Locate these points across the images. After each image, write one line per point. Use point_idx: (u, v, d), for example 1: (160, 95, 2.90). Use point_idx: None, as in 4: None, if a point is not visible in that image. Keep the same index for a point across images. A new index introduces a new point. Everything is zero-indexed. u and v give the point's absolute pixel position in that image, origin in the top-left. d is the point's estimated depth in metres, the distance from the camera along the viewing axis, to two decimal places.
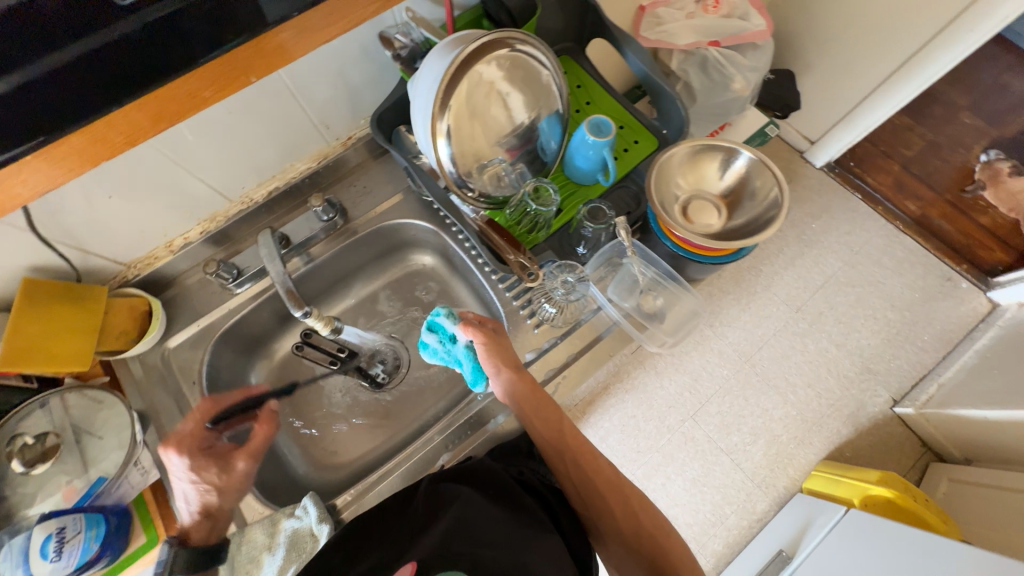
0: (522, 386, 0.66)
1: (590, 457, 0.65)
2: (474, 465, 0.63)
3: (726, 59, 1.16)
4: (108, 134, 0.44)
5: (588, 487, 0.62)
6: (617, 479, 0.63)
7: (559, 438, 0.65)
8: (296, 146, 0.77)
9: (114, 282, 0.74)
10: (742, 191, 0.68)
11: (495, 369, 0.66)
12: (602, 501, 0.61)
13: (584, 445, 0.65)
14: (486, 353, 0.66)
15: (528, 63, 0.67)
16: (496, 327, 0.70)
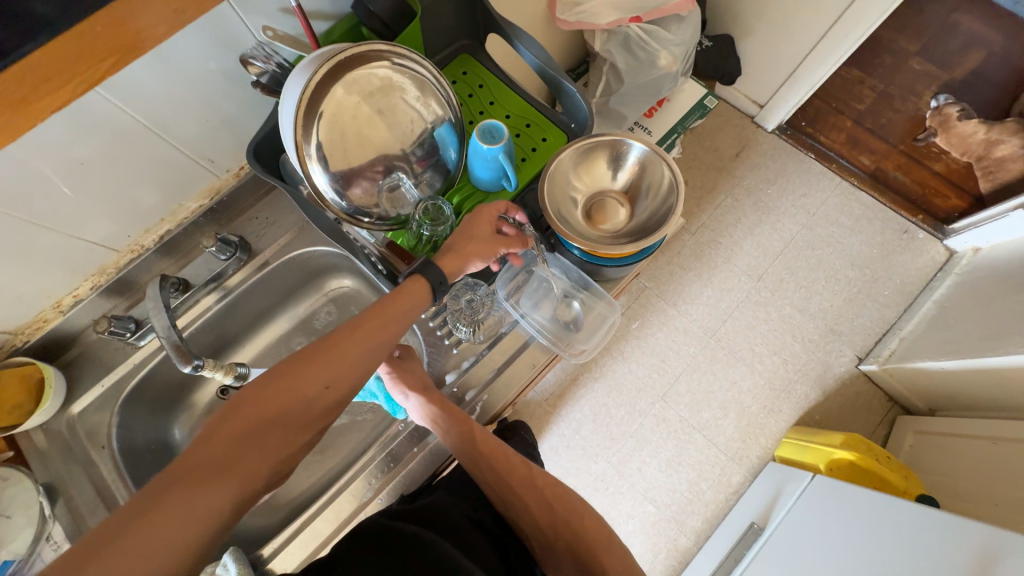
0: (432, 409, 0.64)
1: (505, 458, 0.65)
2: (425, 505, 0.60)
3: (648, 34, 1.10)
4: None
5: (503, 488, 0.62)
6: (529, 474, 0.65)
7: (474, 448, 0.63)
8: (181, 184, 0.72)
9: (3, 351, 0.69)
10: (639, 186, 0.65)
11: (404, 395, 0.65)
12: (517, 497, 0.62)
13: (498, 449, 0.65)
14: (392, 381, 0.66)
15: (404, 72, 0.63)
16: (404, 353, 0.68)
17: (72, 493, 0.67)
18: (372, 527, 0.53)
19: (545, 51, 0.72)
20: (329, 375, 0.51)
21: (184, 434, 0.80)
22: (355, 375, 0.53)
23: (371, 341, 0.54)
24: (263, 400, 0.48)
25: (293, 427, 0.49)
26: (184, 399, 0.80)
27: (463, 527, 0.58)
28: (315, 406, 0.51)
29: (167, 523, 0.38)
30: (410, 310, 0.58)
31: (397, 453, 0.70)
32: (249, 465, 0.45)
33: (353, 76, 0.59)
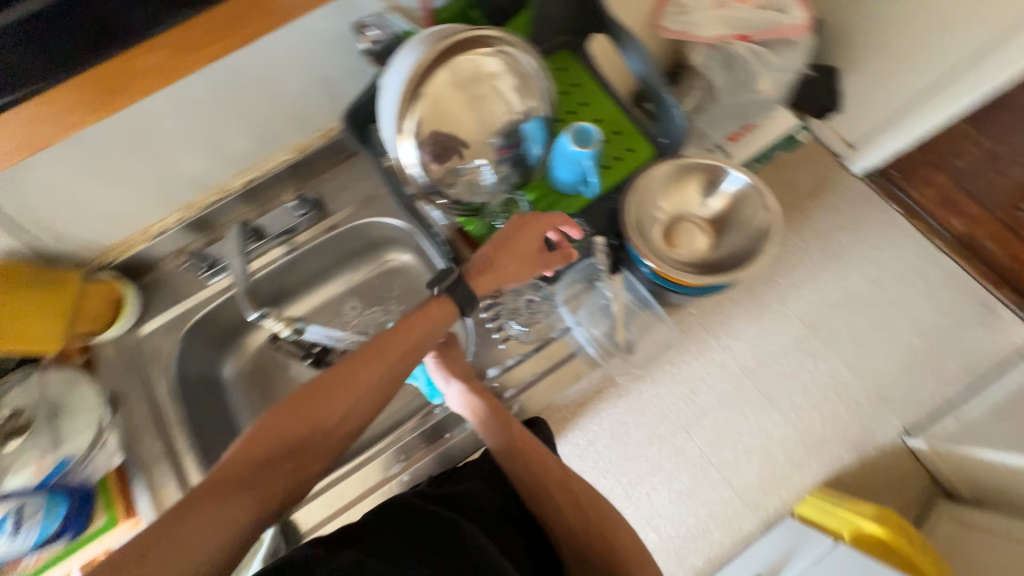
0: (472, 396, 0.63)
1: (540, 459, 0.59)
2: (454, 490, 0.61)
3: (755, 55, 1.05)
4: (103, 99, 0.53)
5: (535, 490, 0.57)
6: (566, 477, 0.58)
7: (506, 442, 0.60)
8: (274, 136, 0.75)
9: (92, 265, 0.75)
10: (729, 216, 0.62)
11: (445, 380, 0.65)
12: (549, 498, 0.57)
13: (533, 447, 0.60)
14: (436, 365, 0.66)
15: (510, 61, 0.62)
16: (450, 339, 0.68)
17: (131, 406, 0.73)
18: (400, 506, 0.55)
19: (651, 60, 0.69)
20: (343, 403, 0.54)
21: (231, 372, 0.83)
22: (371, 401, 0.55)
23: (383, 369, 0.56)
24: (279, 426, 0.51)
25: (305, 459, 0.51)
26: (237, 340, 0.84)
27: (492, 515, 0.60)
28: (334, 427, 0.53)
29: (186, 538, 0.43)
30: (428, 338, 0.59)
31: (428, 435, 0.71)
32: (265, 481, 0.48)
33: (462, 59, 0.59)
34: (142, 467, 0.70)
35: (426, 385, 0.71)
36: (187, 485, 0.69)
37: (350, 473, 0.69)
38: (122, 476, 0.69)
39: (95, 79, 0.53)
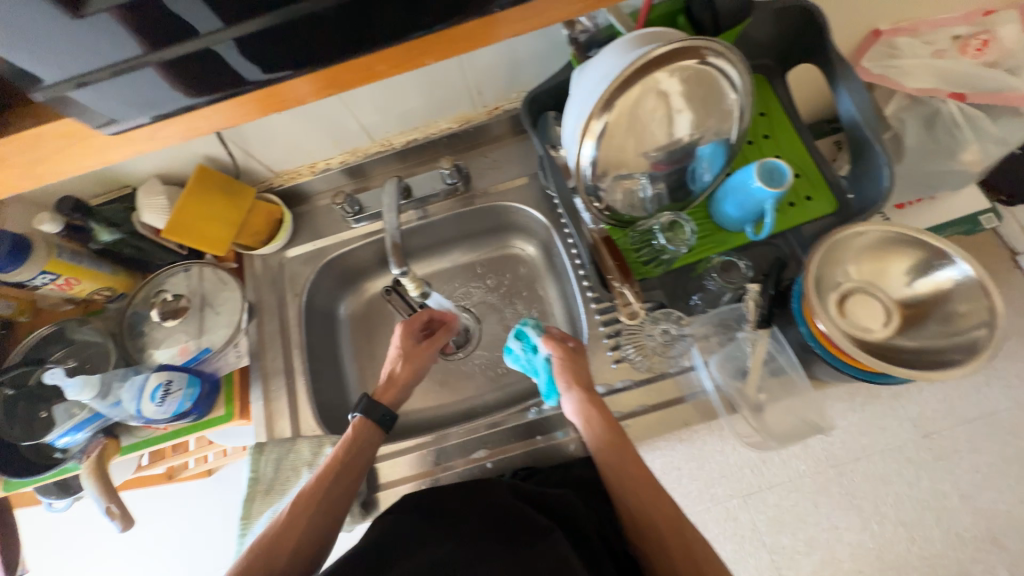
0: (587, 407, 0.62)
1: (654, 492, 0.56)
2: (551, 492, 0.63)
3: (966, 120, 0.86)
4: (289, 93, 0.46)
5: (644, 522, 0.54)
6: (680, 521, 0.54)
7: (620, 463, 0.57)
8: (446, 104, 0.77)
9: (262, 185, 0.83)
10: (932, 309, 0.52)
11: (565, 387, 0.64)
12: (655, 534, 0.54)
13: (646, 479, 0.57)
14: (559, 367, 0.65)
15: (721, 81, 0.57)
16: (578, 346, 0.68)
17: (264, 319, 0.80)
18: (498, 501, 0.60)
19: (870, 104, 0.60)
20: (307, 529, 0.56)
21: (346, 312, 0.89)
22: (328, 515, 0.58)
23: (338, 497, 0.59)
24: (258, 559, 0.53)
25: (293, 557, 0.55)
26: (358, 283, 0.89)
27: (584, 523, 0.60)
28: (295, 558, 0.55)
29: None
30: (362, 457, 0.62)
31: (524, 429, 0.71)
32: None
33: (676, 69, 0.54)
34: (261, 376, 0.76)
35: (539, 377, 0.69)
36: (293, 404, 0.75)
37: (438, 443, 0.72)
38: (244, 377, 0.76)
39: (298, 87, 0.45)
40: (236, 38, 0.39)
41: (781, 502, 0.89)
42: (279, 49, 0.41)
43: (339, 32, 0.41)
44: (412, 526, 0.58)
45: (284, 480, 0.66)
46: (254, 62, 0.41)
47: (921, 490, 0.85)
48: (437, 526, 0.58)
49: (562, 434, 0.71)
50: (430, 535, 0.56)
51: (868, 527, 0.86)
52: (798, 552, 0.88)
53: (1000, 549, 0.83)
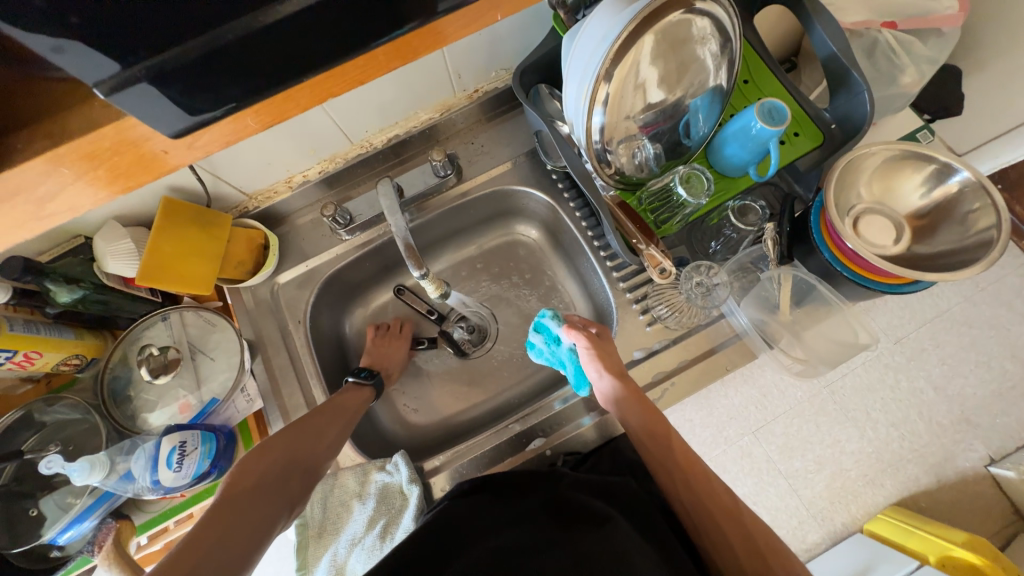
0: (623, 394, 0.60)
1: (705, 483, 0.56)
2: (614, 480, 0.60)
3: (902, 45, 0.89)
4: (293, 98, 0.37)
5: (703, 516, 0.54)
6: (737, 511, 0.53)
7: (668, 452, 0.57)
8: (425, 94, 0.72)
9: (236, 211, 0.75)
10: (943, 215, 0.56)
11: (598, 373, 0.62)
12: (714, 529, 0.53)
13: (695, 467, 0.57)
14: (589, 356, 0.64)
15: (708, 28, 0.56)
16: (602, 332, 0.67)
17: (269, 353, 0.73)
18: (566, 494, 0.57)
19: (846, 36, 0.62)
20: (327, 430, 0.62)
21: (352, 330, 0.84)
22: (339, 427, 0.63)
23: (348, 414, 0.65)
24: (293, 440, 0.58)
25: (294, 477, 0.56)
26: (358, 298, 0.84)
27: (644, 504, 0.57)
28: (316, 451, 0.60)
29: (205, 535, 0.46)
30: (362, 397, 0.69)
31: (566, 414, 0.69)
32: (290, 488, 0.56)
33: (673, 19, 0.53)
34: (280, 415, 0.70)
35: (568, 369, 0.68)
36: None
37: (483, 446, 0.69)
38: (259, 420, 0.70)
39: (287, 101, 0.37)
40: (156, 70, 0.29)
41: (788, 430, 0.94)
42: (220, 77, 0.31)
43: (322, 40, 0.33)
44: (472, 513, 0.56)
45: (335, 519, 0.64)
46: (179, 105, 0.32)
47: (902, 391, 0.94)
48: (501, 509, 0.56)
49: (589, 421, 0.68)
50: (494, 516, 0.55)
51: (866, 434, 0.93)
52: (810, 471, 0.93)
53: (974, 427, 0.93)
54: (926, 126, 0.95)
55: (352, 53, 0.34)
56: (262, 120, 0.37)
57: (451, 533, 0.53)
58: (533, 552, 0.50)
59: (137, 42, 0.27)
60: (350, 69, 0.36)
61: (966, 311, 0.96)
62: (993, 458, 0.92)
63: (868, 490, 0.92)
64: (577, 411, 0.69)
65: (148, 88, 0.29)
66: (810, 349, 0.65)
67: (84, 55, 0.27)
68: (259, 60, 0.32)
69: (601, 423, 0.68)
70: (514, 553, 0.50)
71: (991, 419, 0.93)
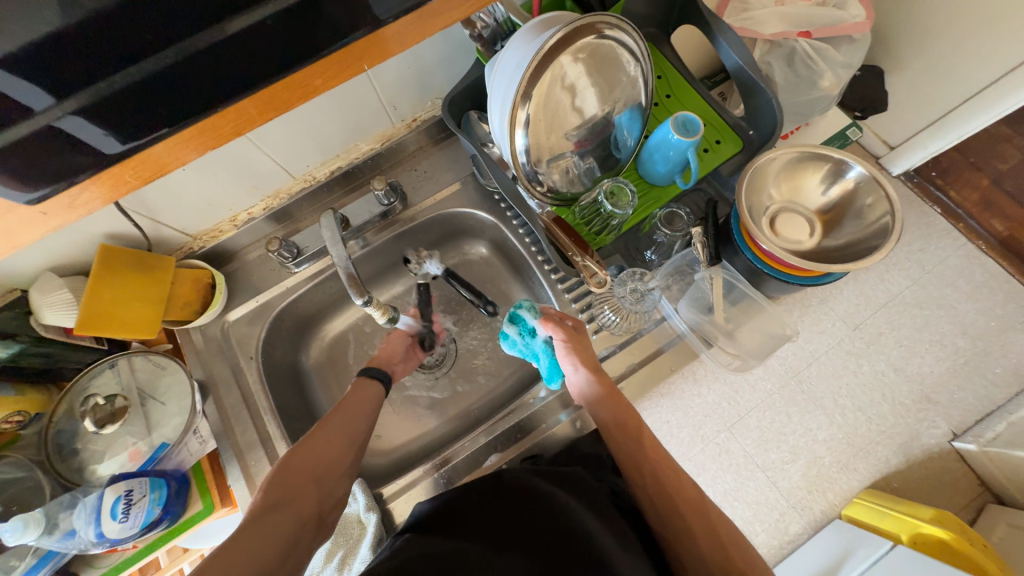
0: (597, 386, 0.64)
1: (676, 477, 0.57)
2: (573, 473, 0.61)
3: (817, 53, 0.95)
4: (220, 125, 0.42)
5: (667, 504, 0.55)
6: (702, 503, 0.55)
7: (636, 439, 0.60)
8: (363, 125, 0.74)
9: (180, 252, 0.75)
10: (845, 208, 0.61)
11: (573, 367, 0.65)
12: (679, 520, 0.54)
13: (659, 454, 0.59)
14: (563, 350, 0.66)
15: (617, 49, 0.60)
16: (577, 325, 0.69)
17: (221, 393, 0.73)
18: (518, 488, 0.58)
19: (748, 49, 0.67)
20: (331, 439, 0.58)
21: (311, 361, 0.84)
22: (345, 438, 0.59)
23: (354, 418, 0.61)
24: (307, 446, 0.56)
25: (321, 479, 0.54)
26: (315, 329, 0.85)
27: (595, 489, 0.60)
28: (325, 464, 0.56)
29: (249, 542, 0.45)
30: (366, 394, 0.65)
31: (543, 411, 0.72)
32: (304, 502, 0.51)
33: (581, 44, 0.57)
34: (234, 455, 0.70)
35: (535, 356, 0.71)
36: None
37: (444, 466, 0.70)
38: (214, 462, 0.69)
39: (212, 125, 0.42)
40: (76, 108, 0.36)
41: (761, 422, 0.97)
42: (140, 105, 0.38)
43: (241, 64, 0.39)
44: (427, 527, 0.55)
45: None
46: (103, 129, 0.38)
47: (864, 375, 0.98)
48: (454, 518, 0.55)
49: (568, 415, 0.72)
50: (450, 520, 0.55)
51: (835, 420, 0.96)
52: (785, 462, 0.95)
53: (935, 405, 0.96)
54: (856, 122, 1.04)
55: (244, 90, 0.41)
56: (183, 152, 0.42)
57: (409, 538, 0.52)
58: (488, 550, 0.49)
59: (65, 84, 0.34)
60: (225, 121, 0.41)
61: (916, 293, 1.02)
62: (956, 433, 0.94)
63: (843, 476, 0.94)
64: (556, 406, 0.72)
65: (77, 119, 0.36)
66: (743, 343, 0.69)
67: (12, 93, 0.33)
68: (177, 90, 0.38)
69: (576, 423, 0.71)
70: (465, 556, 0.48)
71: (950, 396, 0.96)
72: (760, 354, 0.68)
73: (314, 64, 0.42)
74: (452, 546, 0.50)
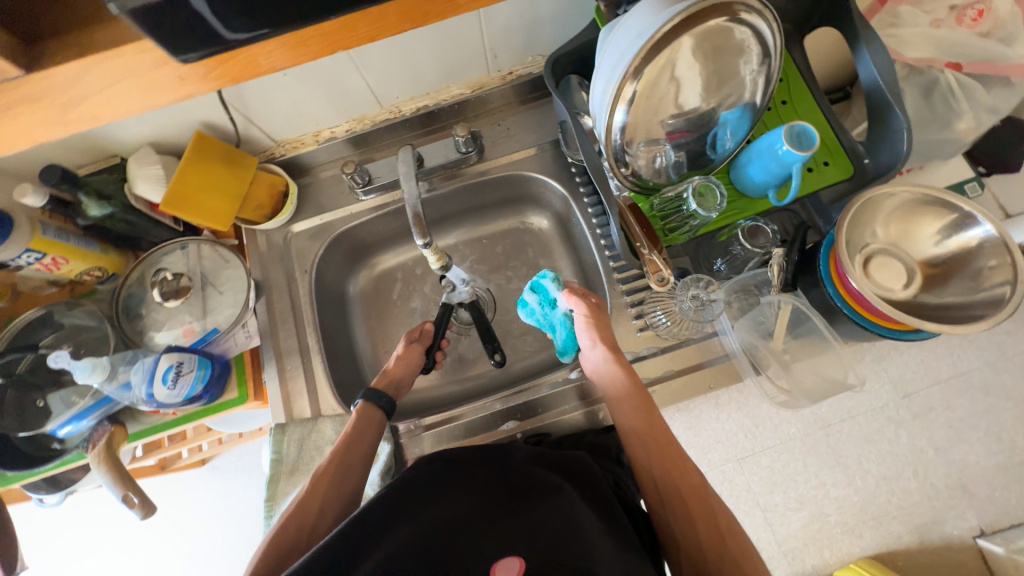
0: (614, 367, 0.63)
1: (681, 464, 0.57)
2: (574, 457, 0.60)
3: (963, 90, 0.84)
4: (353, 26, 0.37)
5: (670, 490, 0.55)
6: (705, 492, 0.55)
7: (645, 429, 0.59)
8: (459, 68, 0.73)
9: (263, 155, 0.78)
10: (958, 267, 0.55)
11: (591, 343, 0.66)
12: (680, 507, 0.54)
13: (666, 443, 0.58)
14: (583, 324, 0.68)
15: (748, 39, 0.55)
16: (600, 303, 0.71)
17: (273, 297, 0.77)
18: (516, 468, 0.58)
19: (894, 68, 0.59)
20: (325, 499, 0.59)
21: (356, 288, 0.87)
22: (338, 496, 0.60)
23: (349, 473, 0.61)
24: (294, 519, 0.57)
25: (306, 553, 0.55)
26: (366, 259, 0.87)
27: (597, 479, 0.58)
28: (320, 528, 0.58)
29: None
30: (366, 437, 0.64)
31: (552, 399, 0.71)
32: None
33: (713, 25, 0.52)
34: (274, 356, 0.73)
35: (562, 327, 0.73)
36: (312, 384, 0.73)
37: (458, 419, 0.71)
38: (254, 357, 0.73)
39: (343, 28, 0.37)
40: None
41: (774, 463, 0.94)
42: None
43: None
44: (420, 488, 0.55)
45: (309, 460, 0.67)
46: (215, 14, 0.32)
47: (901, 446, 0.91)
48: (452, 485, 0.56)
49: (567, 410, 0.71)
50: (446, 485, 0.56)
51: (852, 483, 0.92)
52: (789, 509, 0.93)
53: (970, 496, 0.89)
54: (978, 178, 0.91)
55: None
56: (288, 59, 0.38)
57: (400, 502, 0.53)
58: (480, 524, 0.51)
59: None
60: (362, 23, 0.37)
61: (983, 377, 0.92)
62: (984, 531, 0.88)
63: (847, 539, 0.92)
64: (562, 398, 0.71)
65: None
66: (799, 381, 0.64)
67: None
68: None
69: (590, 412, 0.71)
70: (472, 524, 0.51)
71: (989, 490, 0.89)
72: (814, 397, 0.62)
73: None
74: (452, 517, 0.52)
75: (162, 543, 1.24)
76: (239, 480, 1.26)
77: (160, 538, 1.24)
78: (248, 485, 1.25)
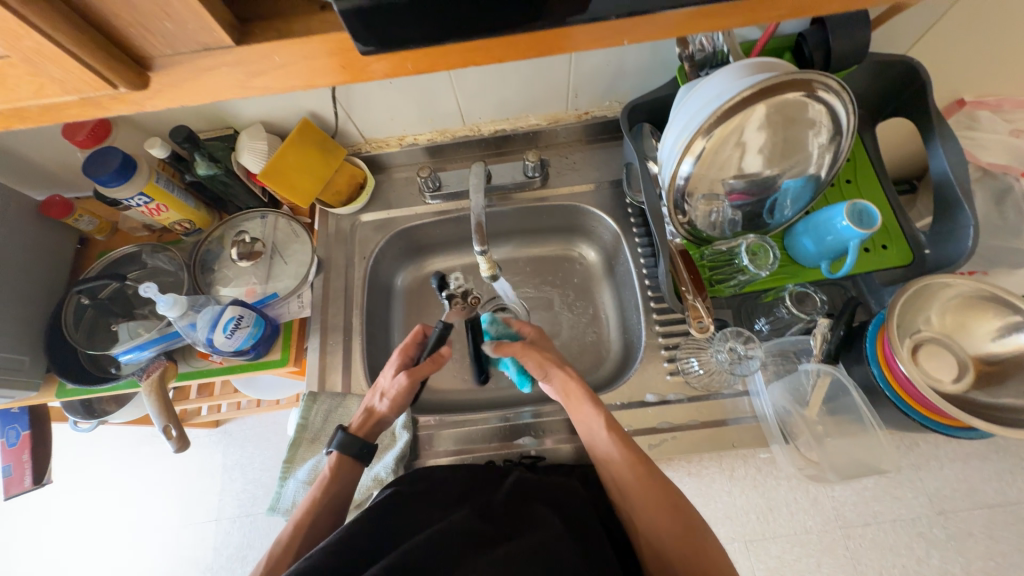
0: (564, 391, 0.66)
1: (646, 482, 0.58)
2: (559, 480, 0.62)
3: None
4: (490, 51, 0.36)
5: (635, 499, 0.58)
6: (672, 506, 0.57)
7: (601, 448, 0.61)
8: (542, 102, 0.80)
9: (351, 149, 0.86)
10: (1016, 369, 0.53)
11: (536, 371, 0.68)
12: (647, 514, 0.57)
13: (637, 465, 0.59)
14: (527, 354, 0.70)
15: (819, 116, 0.58)
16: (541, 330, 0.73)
17: (330, 275, 0.82)
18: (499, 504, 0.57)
19: (966, 165, 0.60)
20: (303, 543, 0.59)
21: (403, 283, 0.92)
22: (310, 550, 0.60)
23: (329, 518, 0.62)
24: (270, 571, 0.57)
25: None
26: (419, 258, 0.92)
27: (583, 511, 0.58)
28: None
29: None
30: (339, 496, 0.63)
31: (563, 424, 0.72)
32: None
33: (789, 98, 0.55)
34: (319, 329, 0.78)
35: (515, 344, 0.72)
36: (347, 362, 0.77)
37: (472, 425, 0.72)
38: (302, 327, 0.78)
39: (478, 50, 0.36)
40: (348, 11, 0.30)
41: (783, 554, 0.96)
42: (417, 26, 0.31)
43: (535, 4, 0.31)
44: (414, 494, 0.59)
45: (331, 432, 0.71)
46: (357, 37, 0.32)
47: (928, 566, 0.92)
48: (431, 496, 0.59)
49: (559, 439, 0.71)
50: (429, 505, 0.58)
51: None
52: None
53: None
54: None
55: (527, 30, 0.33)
56: (417, 67, 0.36)
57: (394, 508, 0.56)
58: (470, 549, 0.50)
59: None
60: (501, 47, 0.35)
61: None
62: None
63: None
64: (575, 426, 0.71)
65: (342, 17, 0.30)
66: (828, 456, 0.62)
67: None
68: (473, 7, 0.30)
69: (577, 447, 0.71)
70: (464, 537, 0.51)
71: None
72: (843, 475, 0.61)
73: (591, 25, 0.34)
74: (450, 530, 0.52)
75: (160, 493, 1.28)
76: (246, 448, 1.30)
77: (160, 487, 1.28)
78: (254, 455, 1.29)
